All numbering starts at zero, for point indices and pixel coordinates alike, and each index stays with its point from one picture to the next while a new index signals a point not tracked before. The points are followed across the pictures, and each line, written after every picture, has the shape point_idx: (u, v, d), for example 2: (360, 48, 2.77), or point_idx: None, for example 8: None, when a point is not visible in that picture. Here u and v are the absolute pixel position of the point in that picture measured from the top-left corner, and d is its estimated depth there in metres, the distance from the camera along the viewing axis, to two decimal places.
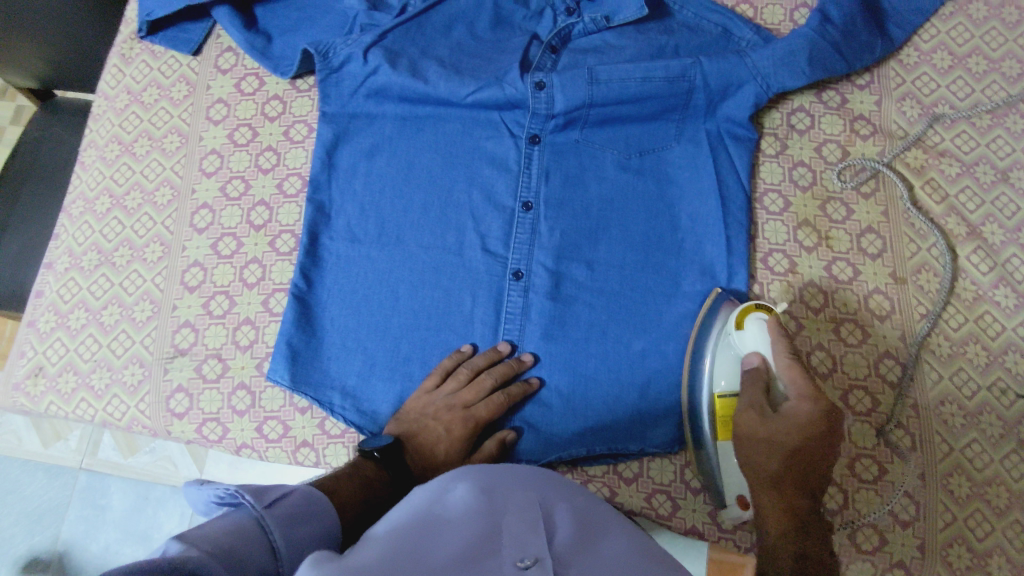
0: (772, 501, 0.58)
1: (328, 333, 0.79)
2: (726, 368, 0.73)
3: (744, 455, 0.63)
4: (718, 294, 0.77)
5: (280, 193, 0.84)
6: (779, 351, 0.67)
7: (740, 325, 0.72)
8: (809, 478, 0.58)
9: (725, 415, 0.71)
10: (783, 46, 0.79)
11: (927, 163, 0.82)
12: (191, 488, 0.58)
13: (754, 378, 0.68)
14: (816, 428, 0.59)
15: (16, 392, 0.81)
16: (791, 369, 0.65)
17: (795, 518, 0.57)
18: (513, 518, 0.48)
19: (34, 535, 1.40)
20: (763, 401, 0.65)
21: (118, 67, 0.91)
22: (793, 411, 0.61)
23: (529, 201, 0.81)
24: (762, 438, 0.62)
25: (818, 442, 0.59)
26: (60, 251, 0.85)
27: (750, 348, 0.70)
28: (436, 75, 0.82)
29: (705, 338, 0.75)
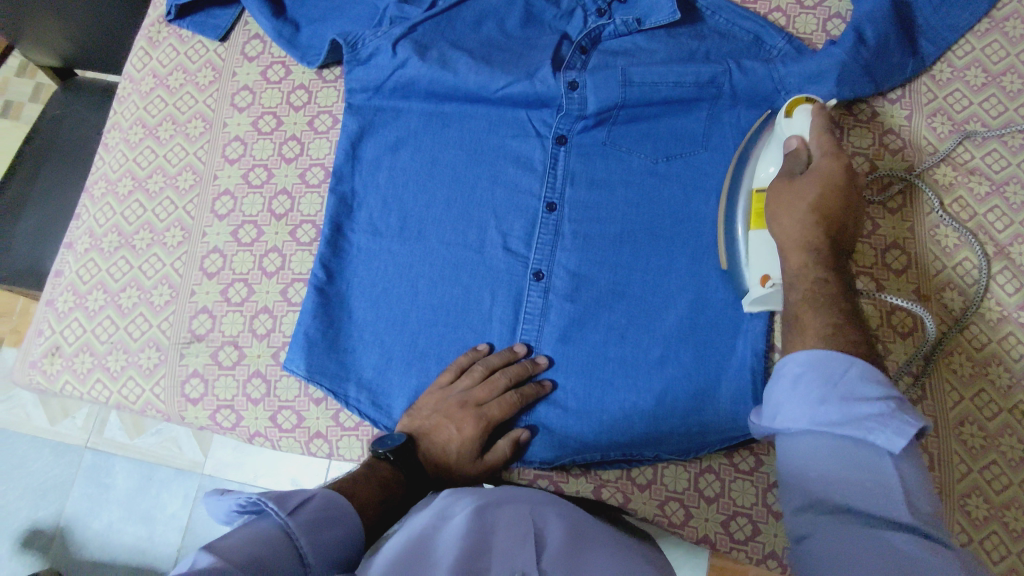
0: (797, 244, 0.63)
1: (347, 325, 0.79)
2: (774, 156, 0.71)
3: (773, 223, 0.66)
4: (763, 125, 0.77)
5: (302, 183, 0.84)
6: (818, 131, 0.67)
7: (788, 113, 0.70)
8: (833, 225, 0.63)
9: (756, 208, 0.71)
10: (812, 62, 0.78)
11: (956, 180, 0.81)
12: (210, 500, 0.59)
13: (791, 162, 0.67)
14: (836, 180, 0.64)
15: (33, 370, 0.81)
16: (824, 136, 0.66)
17: (820, 262, 0.62)
18: (505, 533, 0.51)
19: (40, 510, 1.39)
20: (799, 166, 0.67)
21: (145, 50, 0.91)
22: (818, 168, 0.65)
23: (554, 202, 0.81)
24: (789, 211, 0.65)
25: (835, 206, 0.63)
26: (81, 231, 0.85)
27: (795, 132, 0.69)
28: (465, 71, 0.81)
29: (754, 137, 0.76)
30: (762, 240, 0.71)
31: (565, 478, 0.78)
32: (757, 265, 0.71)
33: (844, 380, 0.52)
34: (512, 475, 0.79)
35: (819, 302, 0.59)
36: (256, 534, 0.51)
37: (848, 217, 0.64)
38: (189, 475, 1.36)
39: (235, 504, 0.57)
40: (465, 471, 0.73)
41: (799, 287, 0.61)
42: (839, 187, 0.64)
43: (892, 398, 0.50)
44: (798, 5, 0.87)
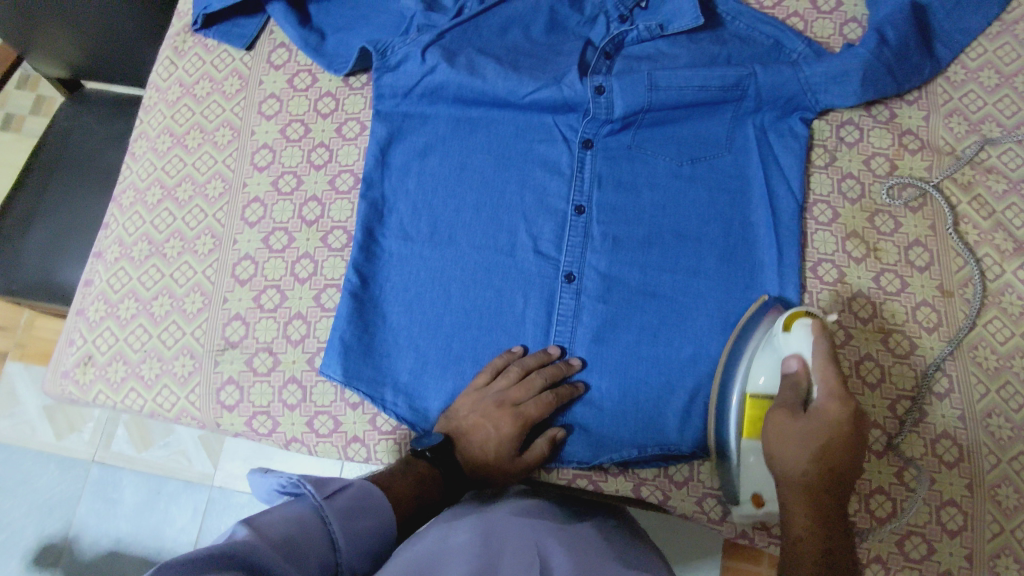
0: (792, 479, 0.59)
1: (382, 329, 0.79)
2: (767, 367, 0.71)
3: (767, 447, 0.63)
4: (763, 302, 0.76)
5: (332, 189, 0.85)
6: (819, 351, 0.65)
7: (787, 326, 0.71)
8: (836, 460, 0.58)
9: (751, 413, 0.71)
10: (838, 63, 0.80)
11: (974, 178, 0.83)
12: (255, 476, 0.64)
13: (791, 388, 0.65)
14: (843, 430, 0.58)
15: (65, 380, 0.81)
16: (827, 366, 0.63)
17: (818, 507, 0.58)
18: (510, 562, 0.54)
19: (45, 527, 1.38)
20: (800, 401, 0.64)
21: (170, 59, 0.92)
22: (823, 412, 0.59)
23: (582, 205, 0.82)
24: (796, 435, 0.60)
25: (842, 450, 0.58)
26: (110, 241, 0.85)
27: (792, 349, 0.69)
28: (494, 75, 0.82)
29: (744, 343, 0.74)
30: (756, 452, 0.70)
31: (604, 477, 0.79)
32: (746, 484, 0.71)
33: None
34: (549, 475, 0.80)
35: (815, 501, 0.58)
36: (295, 515, 0.54)
37: (858, 462, 0.58)
38: (198, 487, 1.35)
39: (275, 485, 0.61)
40: (503, 470, 0.74)
41: (799, 550, 0.56)
42: (845, 435, 0.58)
43: None
44: (815, 10, 0.89)
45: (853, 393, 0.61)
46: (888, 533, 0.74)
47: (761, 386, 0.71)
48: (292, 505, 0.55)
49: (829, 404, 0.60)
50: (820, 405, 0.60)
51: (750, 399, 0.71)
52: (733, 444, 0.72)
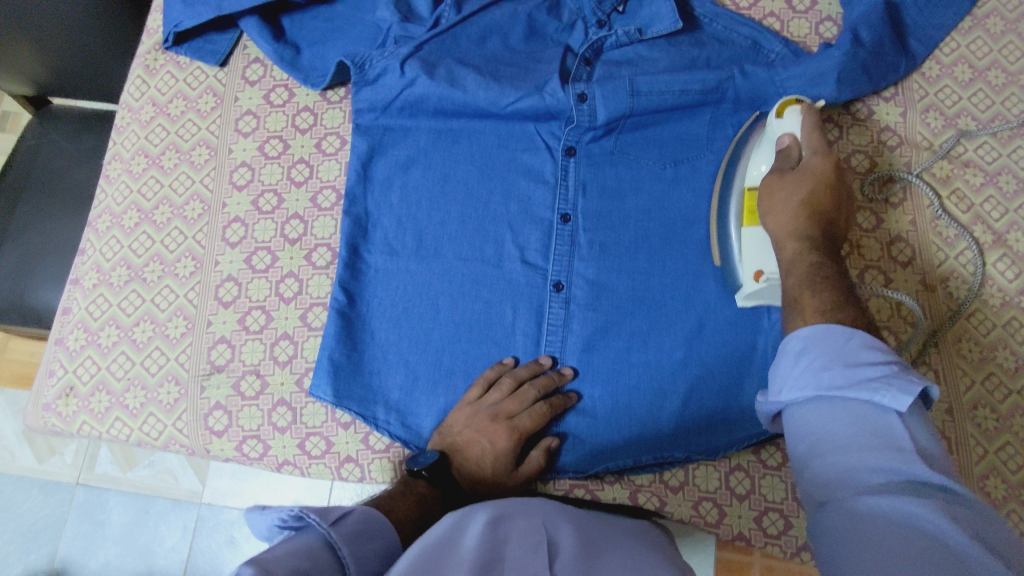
0: (790, 234, 0.68)
1: (371, 346, 0.78)
2: (765, 154, 0.75)
3: (767, 211, 0.70)
4: (756, 117, 0.80)
5: (314, 206, 0.83)
6: (809, 128, 0.71)
7: (780, 113, 0.73)
8: (822, 217, 0.68)
9: (749, 204, 0.75)
10: (814, 65, 0.80)
11: (952, 173, 0.84)
12: (253, 515, 0.62)
13: (783, 159, 0.72)
14: (826, 177, 0.69)
15: (46, 412, 0.79)
16: (816, 135, 0.71)
17: (811, 241, 0.67)
18: (518, 543, 0.53)
19: (29, 555, 1.35)
20: (790, 165, 0.71)
21: (142, 78, 0.90)
22: (809, 166, 0.70)
23: (568, 212, 0.82)
24: (785, 200, 0.69)
25: (825, 198, 0.68)
26: (87, 267, 0.83)
27: (786, 132, 0.72)
28: (474, 85, 0.82)
29: (739, 151, 0.79)
30: (755, 236, 0.74)
31: (600, 486, 0.79)
32: (751, 260, 0.74)
33: (848, 346, 0.51)
34: (546, 486, 0.80)
35: (814, 281, 0.62)
36: (302, 548, 0.53)
37: (837, 209, 0.69)
38: (186, 507, 1.33)
39: (275, 520, 0.59)
40: (500, 484, 0.73)
41: (797, 270, 0.64)
42: (829, 181, 0.69)
43: (895, 362, 0.50)
44: (790, 10, 0.90)
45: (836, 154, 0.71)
46: None
47: (758, 173, 0.75)
48: (298, 538, 0.54)
49: (818, 157, 0.70)
50: (811, 164, 0.70)
51: (748, 191, 0.75)
52: (734, 234, 0.76)
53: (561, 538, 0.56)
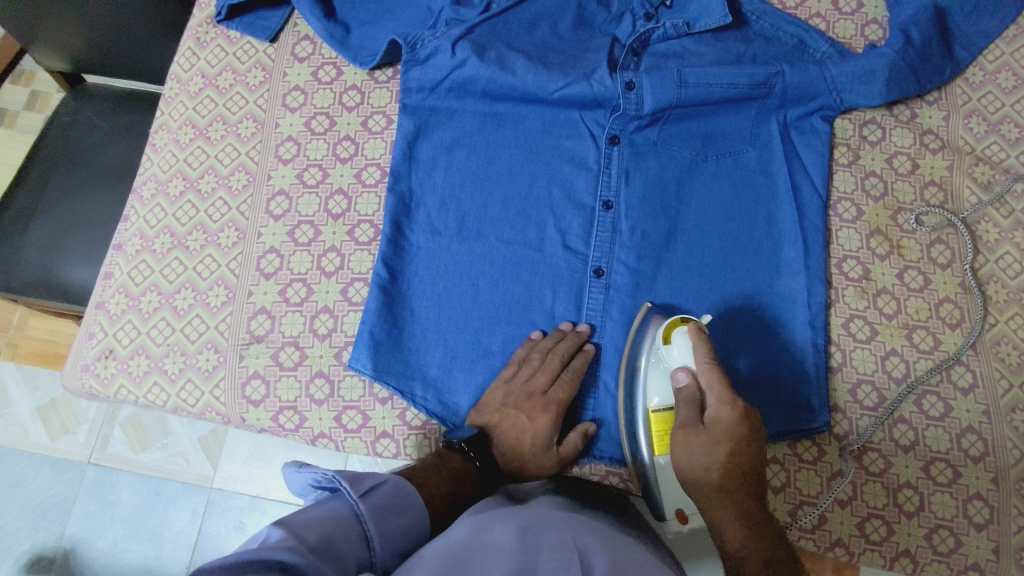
0: (716, 520, 0.64)
1: (411, 324, 0.78)
2: (660, 387, 0.73)
3: (676, 462, 0.66)
4: (648, 310, 0.76)
5: (358, 183, 0.84)
6: (700, 362, 0.67)
7: (667, 338, 0.72)
8: (748, 474, 0.63)
9: (659, 436, 0.72)
10: (863, 63, 0.82)
11: (995, 178, 0.85)
12: (289, 471, 0.64)
13: (687, 406, 0.67)
14: (737, 429, 0.63)
15: (85, 374, 0.79)
16: (711, 369, 0.66)
17: (744, 522, 0.62)
18: (548, 556, 0.52)
19: (39, 531, 1.34)
20: (695, 414, 0.67)
21: (192, 50, 0.91)
22: (716, 419, 0.64)
23: (610, 200, 0.82)
24: (699, 450, 0.64)
25: (746, 453, 0.63)
26: (130, 233, 0.84)
27: (679, 364, 0.70)
28: (523, 69, 0.82)
29: (637, 354, 0.75)
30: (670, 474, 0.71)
31: (636, 473, 0.78)
32: (670, 501, 0.72)
33: None
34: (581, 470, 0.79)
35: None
36: (330, 515, 0.54)
37: (756, 453, 0.63)
38: (199, 489, 1.32)
39: (310, 479, 0.61)
40: (538, 463, 0.73)
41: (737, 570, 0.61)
42: (741, 434, 0.63)
43: None
44: (837, 11, 0.90)
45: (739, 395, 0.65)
46: (916, 526, 0.74)
47: (657, 405, 0.73)
48: (327, 506, 0.55)
49: (721, 408, 0.64)
50: (711, 414, 0.65)
51: (652, 417, 0.72)
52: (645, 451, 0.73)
53: (594, 549, 0.55)
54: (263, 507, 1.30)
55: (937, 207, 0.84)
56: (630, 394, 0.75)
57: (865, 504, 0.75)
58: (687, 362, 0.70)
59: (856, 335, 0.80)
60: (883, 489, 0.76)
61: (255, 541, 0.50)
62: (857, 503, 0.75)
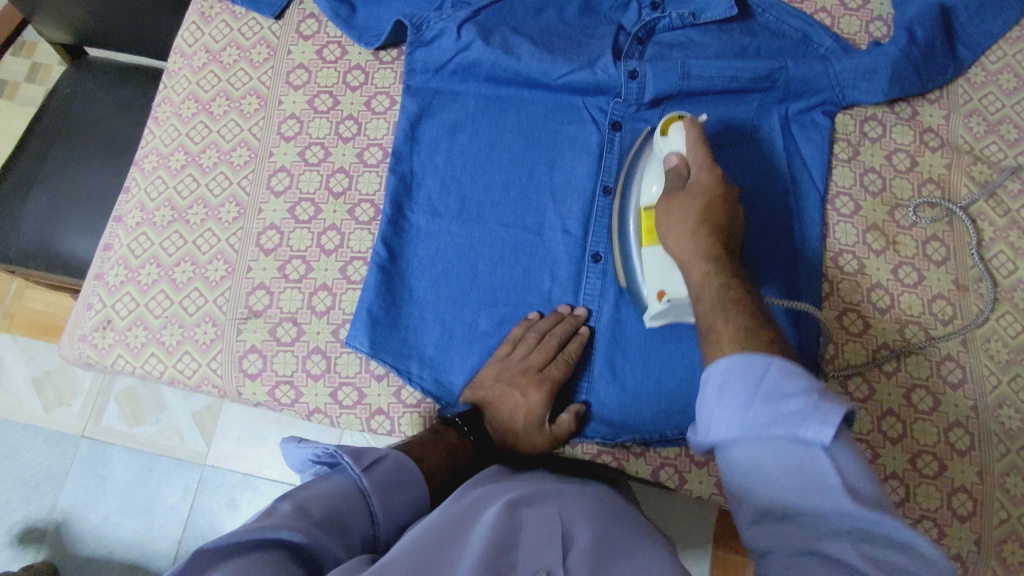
0: (694, 255, 0.63)
1: (409, 303, 0.79)
2: (655, 175, 0.73)
3: (666, 229, 0.66)
4: (648, 134, 0.81)
5: (360, 162, 0.84)
6: (689, 144, 0.69)
7: (663, 132, 0.72)
8: (721, 233, 0.63)
9: (647, 225, 0.72)
10: (867, 59, 0.82)
11: (992, 178, 0.85)
12: (289, 446, 0.65)
13: (673, 177, 0.69)
14: (714, 191, 0.65)
15: (82, 344, 0.80)
16: (699, 147, 0.68)
17: (723, 274, 0.60)
18: (531, 531, 0.52)
19: (31, 502, 1.34)
20: (680, 184, 0.68)
21: (197, 25, 0.91)
22: (698, 181, 0.66)
23: (610, 185, 0.82)
24: (680, 209, 0.65)
25: (720, 212, 0.64)
26: (131, 205, 0.84)
27: (671, 150, 0.71)
28: (528, 54, 0.82)
29: (629, 187, 0.77)
30: (655, 255, 0.71)
31: (627, 456, 0.79)
32: (654, 281, 0.71)
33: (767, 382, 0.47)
34: (573, 452, 0.80)
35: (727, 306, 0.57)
36: (334, 489, 0.54)
37: (733, 217, 0.65)
38: (192, 464, 1.33)
39: (309, 455, 0.61)
40: (530, 439, 0.74)
41: (704, 296, 0.59)
42: (719, 194, 0.65)
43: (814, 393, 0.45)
44: (842, 7, 0.91)
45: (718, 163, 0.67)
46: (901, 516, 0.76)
47: (652, 194, 0.73)
48: (331, 479, 0.55)
49: (700, 172, 0.67)
50: (703, 180, 0.66)
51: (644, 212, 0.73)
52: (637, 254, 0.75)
53: (577, 524, 0.55)
54: (255, 484, 1.30)
55: (938, 202, 0.84)
56: (632, 190, 0.77)
57: None
58: (673, 172, 0.69)
59: (849, 328, 0.81)
60: None
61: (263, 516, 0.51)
62: None
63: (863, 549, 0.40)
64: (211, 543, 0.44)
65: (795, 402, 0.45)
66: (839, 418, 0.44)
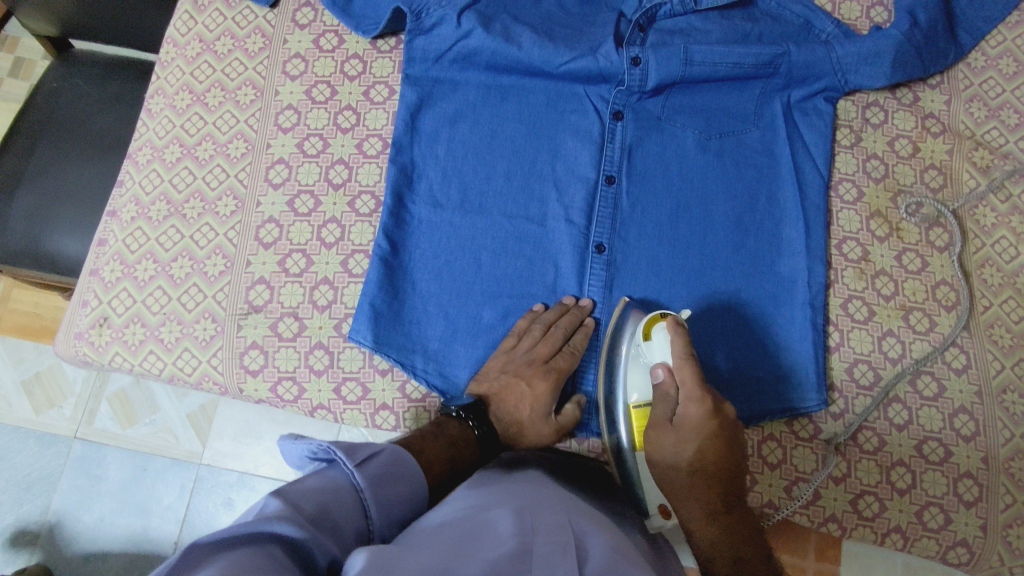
0: (686, 491, 0.65)
1: (412, 296, 0.78)
2: (639, 380, 0.72)
3: (653, 463, 0.67)
4: (627, 304, 0.76)
5: (360, 153, 0.83)
6: (679, 353, 0.67)
7: (648, 334, 0.71)
8: (719, 473, 0.65)
9: (639, 424, 0.71)
10: (870, 44, 0.81)
11: (993, 163, 0.85)
12: (283, 443, 0.62)
13: (663, 396, 0.68)
14: (706, 426, 0.64)
15: (78, 342, 0.78)
16: (686, 366, 0.66)
17: (715, 512, 0.64)
18: (544, 539, 0.49)
19: (23, 506, 1.32)
20: (668, 411, 0.67)
21: (190, 14, 0.89)
22: (685, 416, 0.65)
23: (613, 174, 0.81)
24: (668, 454, 0.66)
25: (714, 448, 0.64)
26: (126, 199, 0.83)
27: (657, 359, 0.70)
28: (529, 41, 0.81)
29: (618, 347, 0.75)
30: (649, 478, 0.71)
31: None
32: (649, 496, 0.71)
33: None
34: (580, 447, 0.80)
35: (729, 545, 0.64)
36: (326, 485, 0.53)
37: (729, 445, 0.65)
38: (188, 464, 1.31)
39: (304, 451, 0.59)
40: (537, 430, 0.73)
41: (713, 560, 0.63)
42: (711, 428, 0.64)
43: None
44: None
45: (710, 392, 0.65)
46: (907, 503, 0.76)
47: (637, 401, 0.72)
48: (324, 475, 0.54)
49: (689, 406, 0.65)
50: (689, 414, 0.65)
51: (633, 414, 0.72)
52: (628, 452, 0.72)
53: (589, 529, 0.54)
54: (252, 484, 1.29)
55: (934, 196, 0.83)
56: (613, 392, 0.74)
57: (859, 481, 0.77)
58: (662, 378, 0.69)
59: (854, 315, 0.81)
60: (877, 467, 0.77)
61: (251, 512, 0.49)
62: (851, 480, 0.77)
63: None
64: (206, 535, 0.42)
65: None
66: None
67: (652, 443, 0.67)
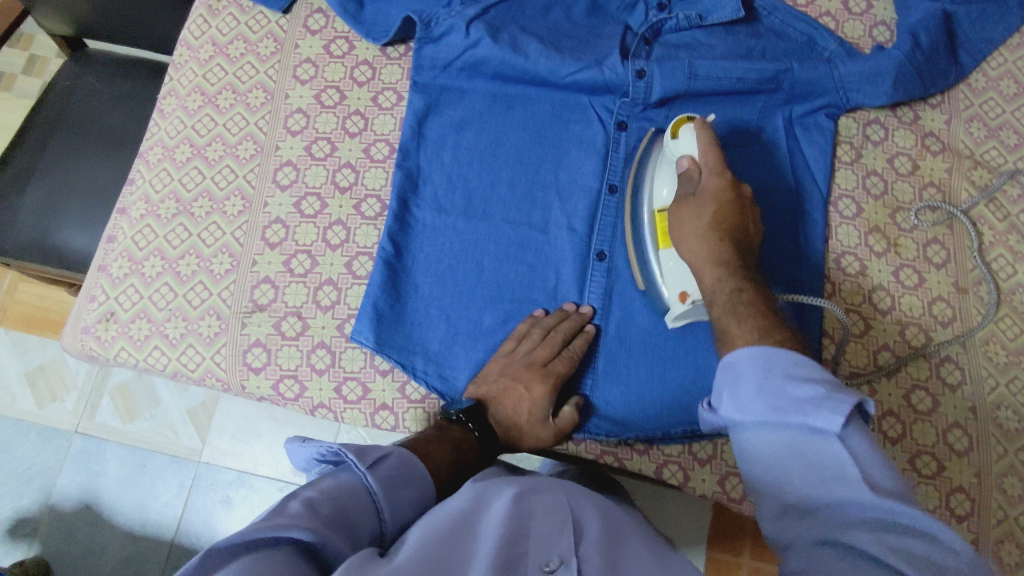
0: (707, 261, 0.66)
1: (414, 298, 0.79)
2: (667, 178, 0.74)
3: (677, 240, 0.70)
4: (651, 135, 0.81)
5: (367, 157, 0.84)
6: (703, 144, 0.69)
7: (676, 134, 0.73)
8: (732, 243, 0.66)
9: (659, 226, 0.74)
10: (871, 63, 0.83)
11: (992, 182, 0.86)
12: (292, 446, 0.62)
13: (685, 181, 0.70)
14: (722, 197, 0.67)
15: (84, 336, 0.80)
16: (710, 152, 0.68)
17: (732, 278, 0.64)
18: (541, 522, 0.53)
19: (22, 497, 1.33)
20: (690, 189, 0.70)
21: (204, 17, 0.91)
22: (705, 188, 0.68)
23: (615, 184, 0.82)
24: (693, 239, 0.68)
25: (730, 215, 0.67)
26: (135, 197, 0.84)
27: (683, 153, 0.72)
28: (537, 52, 0.83)
29: (641, 180, 0.79)
30: (672, 259, 0.73)
31: (629, 455, 0.79)
32: (675, 282, 0.73)
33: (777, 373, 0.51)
34: (577, 449, 0.81)
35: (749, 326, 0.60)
36: (340, 488, 0.53)
37: (744, 221, 0.68)
38: (187, 461, 1.32)
39: (314, 453, 0.60)
40: (534, 433, 0.74)
41: (718, 302, 0.63)
42: (725, 199, 0.67)
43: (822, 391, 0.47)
44: (846, 11, 0.91)
45: (730, 171, 0.68)
46: None
47: (663, 196, 0.74)
48: (338, 478, 0.55)
49: (710, 177, 0.68)
50: (709, 184, 0.68)
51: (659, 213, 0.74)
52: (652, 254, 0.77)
53: (587, 516, 0.56)
54: (250, 482, 1.30)
55: (940, 203, 0.85)
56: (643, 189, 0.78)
57: None
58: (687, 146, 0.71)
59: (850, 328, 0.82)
60: None
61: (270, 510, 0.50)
62: None
63: (881, 537, 0.42)
64: (224, 539, 0.43)
65: (811, 389, 0.48)
66: (849, 406, 0.46)
67: (676, 224, 0.70)
